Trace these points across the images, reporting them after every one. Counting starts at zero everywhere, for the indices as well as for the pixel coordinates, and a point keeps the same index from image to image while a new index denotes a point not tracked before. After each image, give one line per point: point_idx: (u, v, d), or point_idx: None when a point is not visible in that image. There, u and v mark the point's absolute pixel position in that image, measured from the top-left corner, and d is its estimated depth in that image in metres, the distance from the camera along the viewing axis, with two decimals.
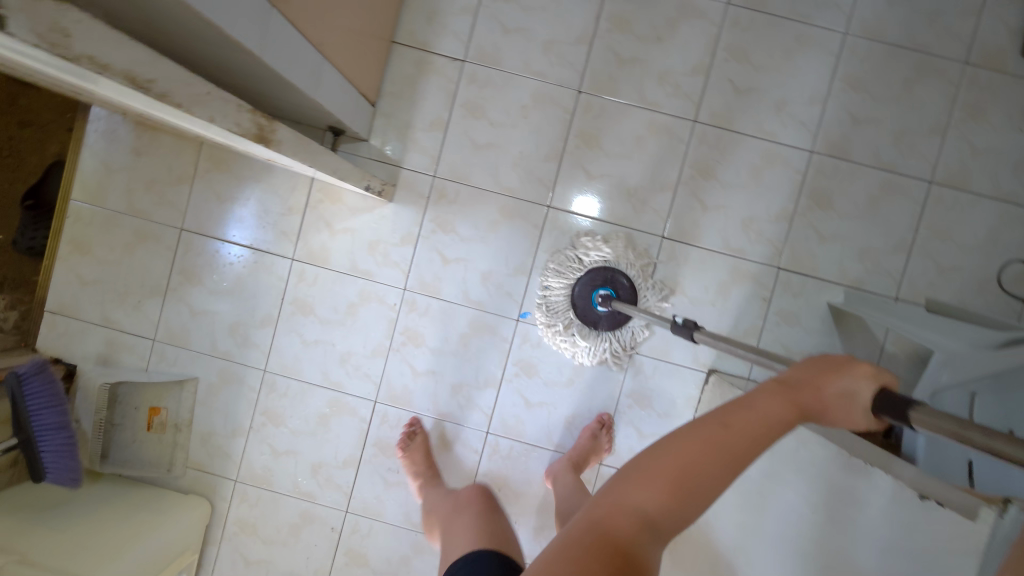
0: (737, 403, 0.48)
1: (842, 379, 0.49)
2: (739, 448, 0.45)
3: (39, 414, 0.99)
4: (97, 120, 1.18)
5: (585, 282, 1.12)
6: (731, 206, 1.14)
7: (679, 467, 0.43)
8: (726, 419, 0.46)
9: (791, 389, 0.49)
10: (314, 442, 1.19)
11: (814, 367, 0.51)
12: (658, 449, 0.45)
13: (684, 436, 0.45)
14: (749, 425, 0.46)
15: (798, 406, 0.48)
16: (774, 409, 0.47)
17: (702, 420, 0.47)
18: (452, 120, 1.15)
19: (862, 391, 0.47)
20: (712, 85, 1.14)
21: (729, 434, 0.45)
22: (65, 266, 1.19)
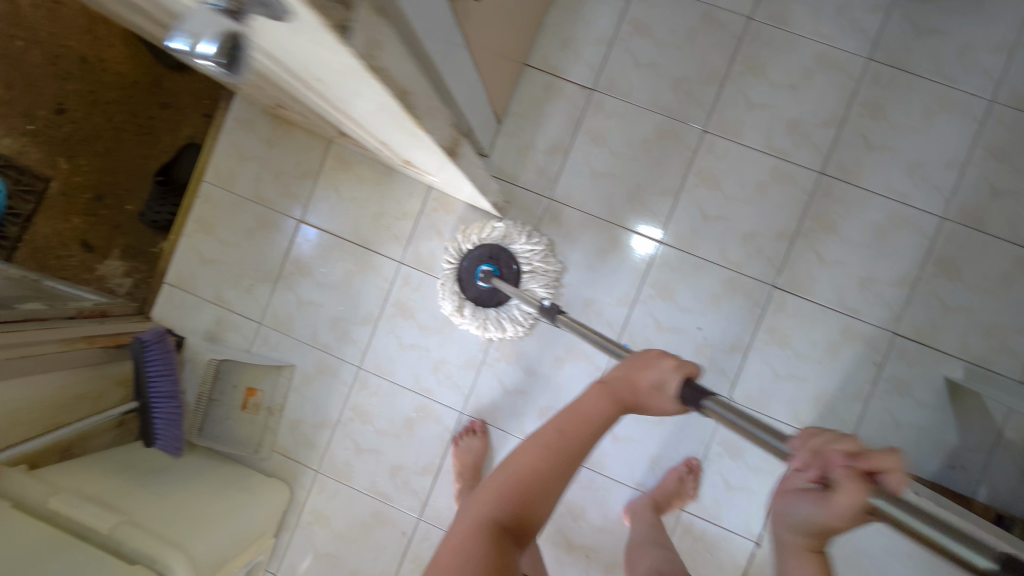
0: (569, 408, 0.59)
1: (650, 370, 0.56)
2: (571, 449, 0.56)
3: (157, 382, 1.05)
4: (236, 110, 1.24)
5: (469, 257, 1.12)
6: (850, 263, 1.11)
7: (525, 477, 0.54)
8: (562, 427, 0.57)
9: (608, 386, 0.58)
10: (397, 444, 1.20)
11: (629, 360, 0.58)
12: (506, 464, 0.56)
13: (524, 449, 0.56)
14: (580, 427, 0.57)
15: (614, 400, 0.57)
16: (596, 408, 0.57)
17: (542, 430, 0.57)
18: (573, 146, 1.17)
19: (668, 381, 0.54)
20: (844, 139, 1.11)
21: (562, 440, 0.56)
22: (188, 243, 1.25)
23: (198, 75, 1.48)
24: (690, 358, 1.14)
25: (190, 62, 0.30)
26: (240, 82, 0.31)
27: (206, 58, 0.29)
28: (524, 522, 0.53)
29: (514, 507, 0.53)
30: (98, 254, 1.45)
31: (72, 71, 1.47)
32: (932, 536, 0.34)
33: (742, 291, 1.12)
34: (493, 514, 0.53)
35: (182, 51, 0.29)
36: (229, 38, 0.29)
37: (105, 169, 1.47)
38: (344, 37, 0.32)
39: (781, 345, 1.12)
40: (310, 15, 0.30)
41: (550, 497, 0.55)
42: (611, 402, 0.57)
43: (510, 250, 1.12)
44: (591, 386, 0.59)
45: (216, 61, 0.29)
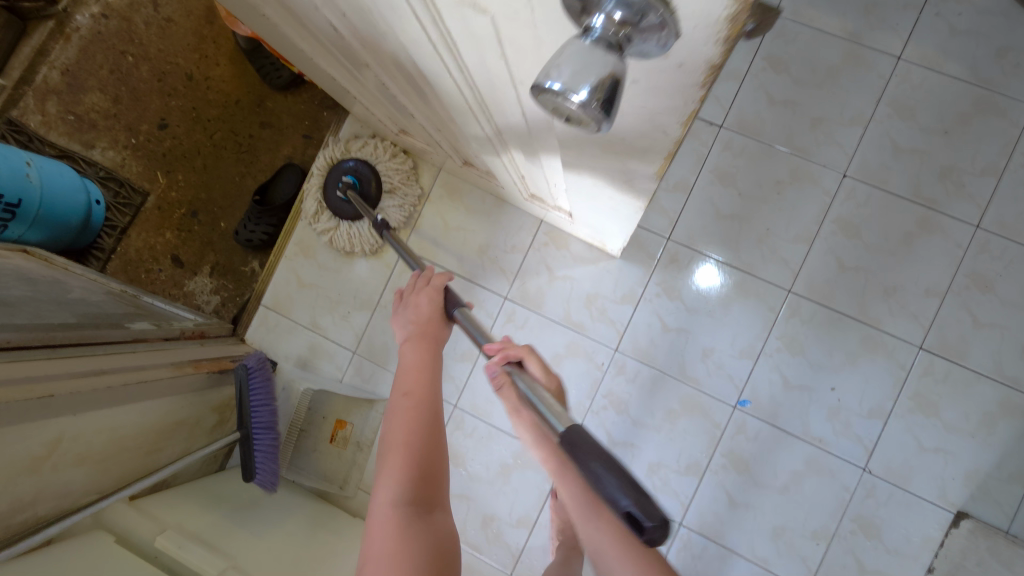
0: (398, 373, 0.66)
1: (430, 305, 0.74)
2: (424, 397, 0.62)
3: (258, 411, 1.01)
4: (346, 131, 1.22)
5: (333, 167, 1.16)
6: (1010, 327, 1.00)
7: (400, 451, 0.56)
8: (402, 391, 0.62)
9: (414, 336, 0.71)
10: (490, 491, 1.13)
11: (410, 308, 0.75)
12: (383, 453, 0.57)
13: (391, 423, 0.59)
14: (419, 378, 0.64)
15: (422, 338, 0.70)
16: (418, 353, 0.68)
17: (393, 403, 0.61)
18: (698, 184, 1.09)
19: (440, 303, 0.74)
20: (1004, 191, 1.02)
21: (413, 398, 0.61)
22: (288, 265, 1.22)
23: (300, 95, 1.47)
24: (821, 421, 1.04)
25: (552, 100, 0.27)
26: (603, 127, 0.28)
27: (577, 99, 0.25)
28: (428, 485, 0.55)
29: (412, 481, 0.54)
30: (189, 270, 1.43)
31: (178, 87, 1.49)
32: (538, 401, 0.54)
33: (884, 351, 1.03)
34: (394, 504, 0.52)
35: (550, 90, 0.26)
36: (609, 81, 0.25)
37: (201, 185, 1.46)
38: (714, 75, 0.27)
39: (927, 414, 1.01)
40: (708, 52, 0.25)
41: (439, 448, 0.58)
42: (423, 345, 0.69)
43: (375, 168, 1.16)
44: (405, 344, 0.71)
45: (583, 102, 0.25)
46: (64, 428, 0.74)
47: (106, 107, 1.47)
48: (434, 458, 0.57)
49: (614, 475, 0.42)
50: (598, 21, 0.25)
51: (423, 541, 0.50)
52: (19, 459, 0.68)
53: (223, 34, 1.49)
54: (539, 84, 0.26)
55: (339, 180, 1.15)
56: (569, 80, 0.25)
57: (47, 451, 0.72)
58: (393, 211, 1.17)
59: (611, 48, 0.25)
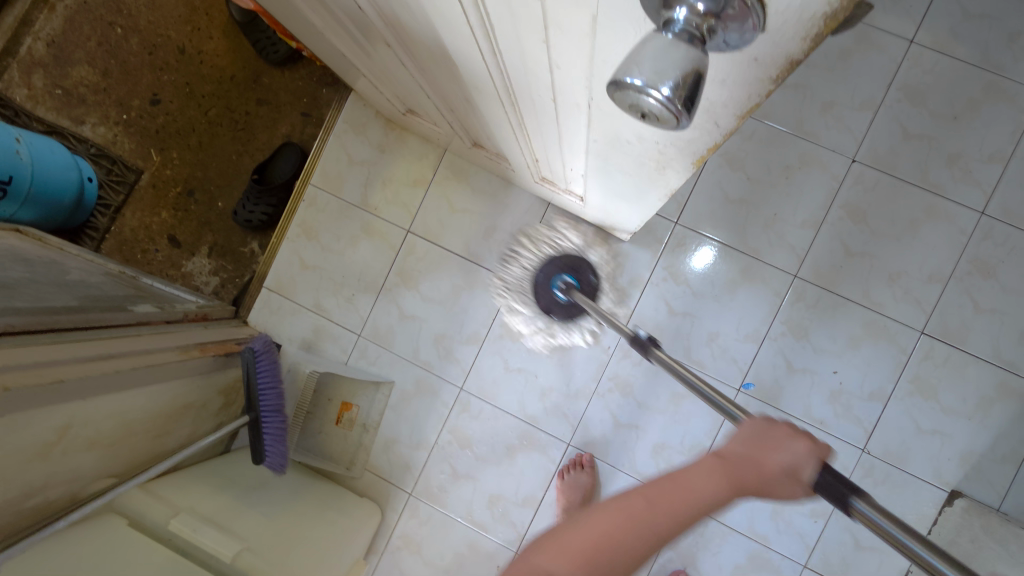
0: (669, 476, 0.46)
1: (785, 452, 0.45)
2: (663, 531, 0.42)
3: (266, 394, 1.01)
4: (348, 111, 1.20)
5: (551, 265, 1.10)
6: (1008, 312, 1.02)
7: (598, 543, 0.41)
8: (651, 493, 0.44)
9: (727, 462, 0.46)
10: (497, 472, 1.14)
11: (753, 433, 0.47)
12: (571, 526, 0.43)
13: (608, 509, 0.43)
14: (675, 506, 0.43)
15: (735, 484, 0.44)
16: (709, 485, 0.44)
17: (630, 492, 0.45)
18: (706, 168, 1.09)
19: (804, 466, 0.44)
20: (1009, 177, 1.03)
21: (654, 513, 0.43)
22: (291, 247, 1.20)
23: (298, 71, 1.43)
24: (823, 404, 1.05)
25: (631, 98, 0.28)
26: (680, 124, 0.28)
27: (659, 94, 0.26)
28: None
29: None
30: (186, 251, 1.41)
31: (170, 61, 1.44)
32: None
33: (886, 335, 1.04)
34: None
35: (631, 86, 0.27)
36: (692, 74, 0.26)
37: (197, 164, 1.43)
38: (788, 71, 0.30)
39: (926, 397, 1.03)
40: (789, 47, 0.29)
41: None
42: (728, 484, 0.44)
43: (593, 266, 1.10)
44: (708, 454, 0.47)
45: (665, 96, 0.26)
46: (75, 413, 0.73)
47: (94, 81, 1.42)
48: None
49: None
50: (681, 14, 0.26)
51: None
52: (29, 445, 0.67)
53: (215, 6, 1.44)
54: (622, 81, 0.27)
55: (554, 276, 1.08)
56: (650, 77, 0.26)
57: (57, 437, 0.71)
58: (608, 301, 1.11)
59: (692, 41, 0.27)
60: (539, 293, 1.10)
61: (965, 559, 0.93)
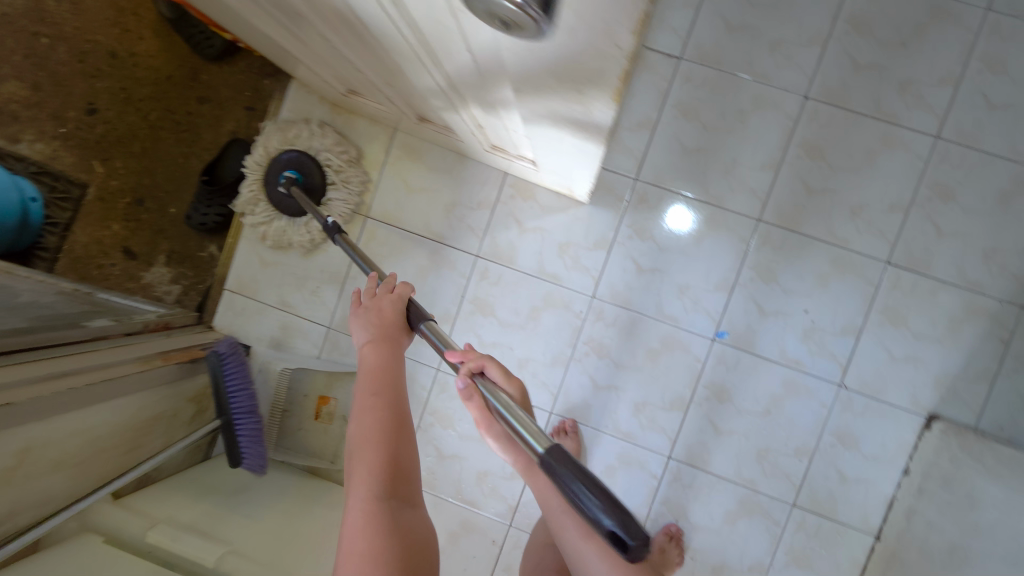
0: (363, 376, 0.63)
1: (386, 305, 0.68)
2: (389, 398, 0.61)
3: (236, 397, 0.99)
4: (291, 100, 1.16)
5: (271, 162, 1.10)
6: (972, 233, 1.02)
7: (370, 447, 0.57)
8: (365, 394, 0.61)
9: (375, 341, 0.66)
10: (482, 448, 1.14)
11: (364, 314, 0.69)
12: (353, 455, 0.58)
13: (357, 426, 0.59)
14: (383, 379, 0.62)
15: (390, 342, 0.66)
16: (380, 354, 0.64)
17: (358, 407, 0.61)
18: (662, 121, 1.07)
19: (401, 304, 0.68)
20: (963, 97, 1.02)
21: (377, 399, 0.61)
22: (249, 245, 1.17)
23: (237, 64, 1.37)
24: (797, 344, 1.06)
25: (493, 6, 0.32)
26: (542, 26, 0.33)
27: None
28: (402, 478, 0.57)
29: (385, 476, 0.56)
30: (143, 262, 1.36)
31: (102, 67, 1.37)
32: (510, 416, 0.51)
33: (853, 269, 1.04)
34: (372, 499, 0.54)
35: None
36: None
37: (143, 171, 1.38)
38: None
39: (896, 326, 1.04)
40: None
41: (408, 444, 0.60)
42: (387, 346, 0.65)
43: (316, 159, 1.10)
44: (363, 344, 0.66)
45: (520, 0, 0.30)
46: (31, 436, 0.70)
47: (25, 96, 1.35)
48: (403, 456, 0.58)
49: (596, 495, 0.41)
50: None
51: (395, 535, 0.53)
52: None
53: (143, 5, 1.38)
54: None
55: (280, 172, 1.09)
56: None
57: (17, 461, 0.68)
58: (338, 199, 1.12)
59: None
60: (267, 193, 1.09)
61: (948, 479, 0.94)
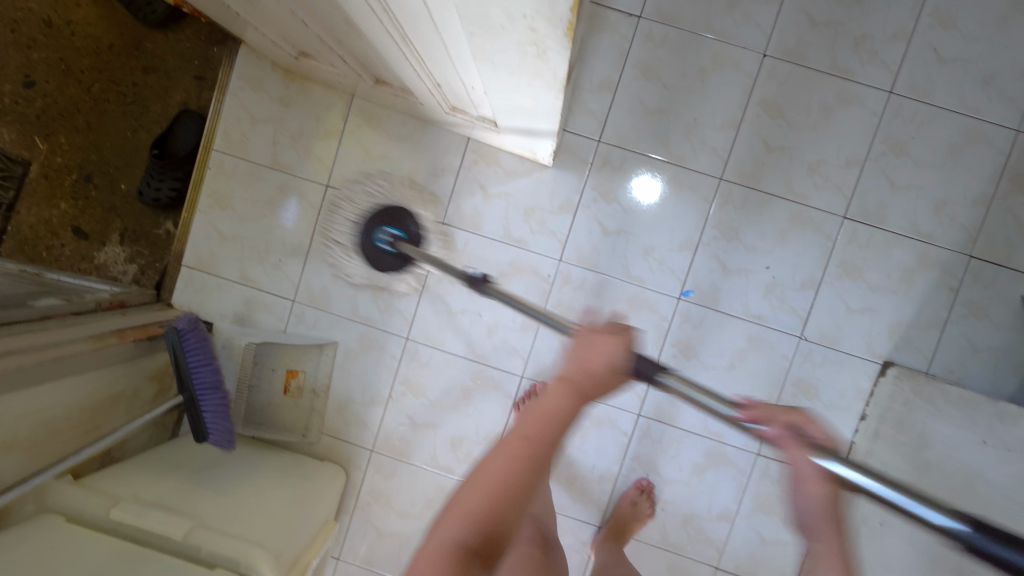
0: (532, 411, 0.52)
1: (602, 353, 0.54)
2: (540, 455, 0.48)
3: (199, 372, 0.96)
4: (241, 67, 1.11)
5: (372, 219, 1.06)
6: (922, 186, 1.05)
7: (491, 491, 0.46)
8: (525, 432, 0.49)
9: (569, 379, 0.53)
10: (455, 415, 1.14)
11: (576, 350, 0.56)
12: (467, 487, 0.47)
13: (491, 461, 0.48)
14: (548, 428, 0.50)
15: (581, 394, 0.52)
16: (564, 401, 0.51)
17: (505, 439, 0.50)
18: (624, 81, 1.06)
19: (621, 358, 0.53)
20: (914, 53, 1.04)
21: (531, 444, 0.49)
22: (204, 219, 1.13)
23: (183, 31, 1.31)
24: (759, 300, 1.08)
25: None
26: None
27: None
28: (495, 550, 0.44)
29: (480, 539, 0.44)
30: (95, 241, 1.31)
31: (37, 37, 1.29)
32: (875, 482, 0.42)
33: (812, 225, 1.07)
34: (452, 553, 0.43)
35: None
36: None
37: (88, 146, 1.31)
38: None
39: (853, 279, 1.07)
40: None
41: (521, 516, 0.46)
42: (575, 395, 0.52)
43: (413, 214, 1.07)
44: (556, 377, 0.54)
45: None
46: None
47: None
48: (512, 525, 0.45)
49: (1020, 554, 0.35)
50: None
51: None
52: None
53: None
54: None
55: (378, 229, 1.04)
56: None
57: None
58: (433, 248, 1.10)
59: None
60: (371, 253, 1.05)
61: (901, 421, 0.98)
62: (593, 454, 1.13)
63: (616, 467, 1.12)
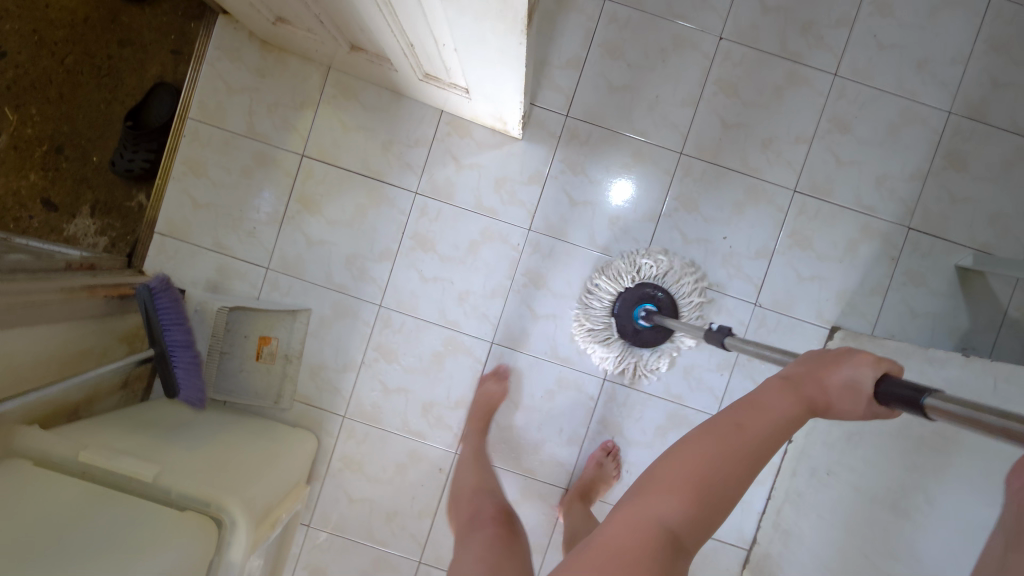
0: (749, 403, 0.52)
1: (845, 369, 0.51)
2: (751, 451, 0.49)
3: (170, 330, 0.97)
4: (219, 37, 1.13)
5: (630, 292, 1.10)
6: (864, 162, 1.13)
7: (703, 473, 0.47)
8: (740, 421, 0.50)
9: (793, 383, 0.53)
10: (427, 380, 1.17)
11: (810, 362, 0.54)
12: (673, 456, 0.50)
13: (699, 437, 0.50)
14: (762, 426, 0.50)
15: (806, 402, 0.52)
16: (786, 405, 0.51)
17: (716, 422, 0.51)
18: (590, 59, 1.12)
19: (866, 379, 0.50)
20: (856, 39, 1.12)
21: (744, 437, 0.49)
22: (178, 186, 1.15)
23: (160, 6, 1.33)
24: (717, 268, 1.14)
25: None
26: None
27: None
28: (699, 526, 0.47)
29: (686, 511, 0.46)
30: (65, 213, 1.30)
31: (10, 8, 1.29)
32: None
33: (765, 197, 1.13)
34: (661, 516, 0.46)
35: None
36: None
37: (60, 118, 1.31)
38: None
39: (804, 249, 1.14)
40: None
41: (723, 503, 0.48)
42: (800, 403, 0.51)
43: (663, 287, 1.11)
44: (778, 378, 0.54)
45: None
46: None
47: None
48: (713, 508, 0.47)
49: None
50: None
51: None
52: None
53: None
54: None
55: (637, 306, 1.09)
56: None
57: None
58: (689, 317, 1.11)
59: None
60: (623, 325, 1.09)
61: None
62: (560, 418, 1.16)
63: (583, 430, 1.16)
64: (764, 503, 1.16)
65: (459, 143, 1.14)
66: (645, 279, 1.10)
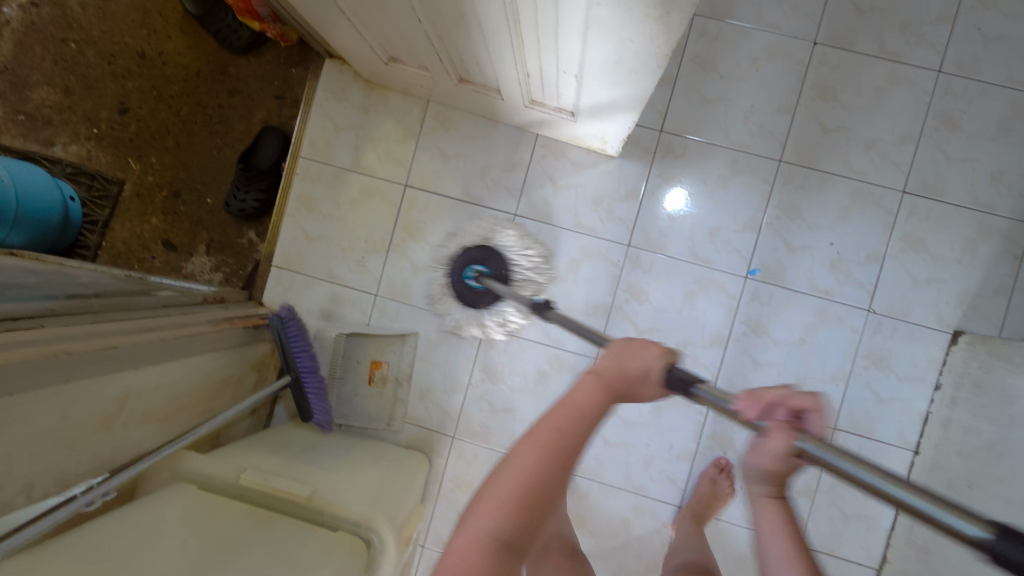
0: (561, 404, 0.52)
1: (639, 358, 0.53)
2: (568, 449, 0.48)
3: (301, 356, 1.04)
4: (326, 80, 1.21)
5: (460, 255, 1.13)
6: (978, 159, 1.09)
7: (525, 482, 0.46)
8: (554, 424, 0.50)
9: (600, 377, 0.53)
10: (534, 399, 1.18)
11: (612, 351, 0.55)
12: (499, 473, 0.48)
13: (522, 448, 0.49)
14: (577, 422, 0.50)
15: (609, 394, 0.52)
16: (594, 399, 0.52)
17: (534, 429, 0.50)
18: (682, 74, 1.14)
19: (655, 368, 0.52)
20: (959, 34, 1.10)
21: (559, 437, 0.49)
22: (293, 222, 1.22)
23: (264, 55, 1.43)
24: (825, 275, 1.12)
25: None
26: None
27: None
28: (528, 532, 0.46)
29: (511, 521, 0.45)
30: (183, 253, 1.40)
31: (131, 67, 1.42)
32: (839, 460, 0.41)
33: (872, 199, 1.11)
34: (489, 533, 0.44)
35: None
36: None
37: (177, 165, 1.42)
38: None
39: (917, 251, 1.10)
40: None
41: (548, 508, 0.47)
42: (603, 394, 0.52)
43: (500, 250, 1.12)
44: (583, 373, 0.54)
45: None
46: (128, 384, 0.75)
47: (58, 101, 1.39)
48: (542, 513, 0.46)
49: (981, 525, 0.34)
50: None
51: None
52: (90, 417, 0.69)
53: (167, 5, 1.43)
54: None
55: (468, 268, 1.11)
56: None
57: (118, 408, 0.73)
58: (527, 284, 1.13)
59: None
60: (464, 292, 1.12)
61: (981, 384, 1.00)
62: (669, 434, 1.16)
63: (693, 445, 1.15)
64: (893, 519, 1.11)
65: (553, 164, 1.17)
66: (478, 244, 1.13)
